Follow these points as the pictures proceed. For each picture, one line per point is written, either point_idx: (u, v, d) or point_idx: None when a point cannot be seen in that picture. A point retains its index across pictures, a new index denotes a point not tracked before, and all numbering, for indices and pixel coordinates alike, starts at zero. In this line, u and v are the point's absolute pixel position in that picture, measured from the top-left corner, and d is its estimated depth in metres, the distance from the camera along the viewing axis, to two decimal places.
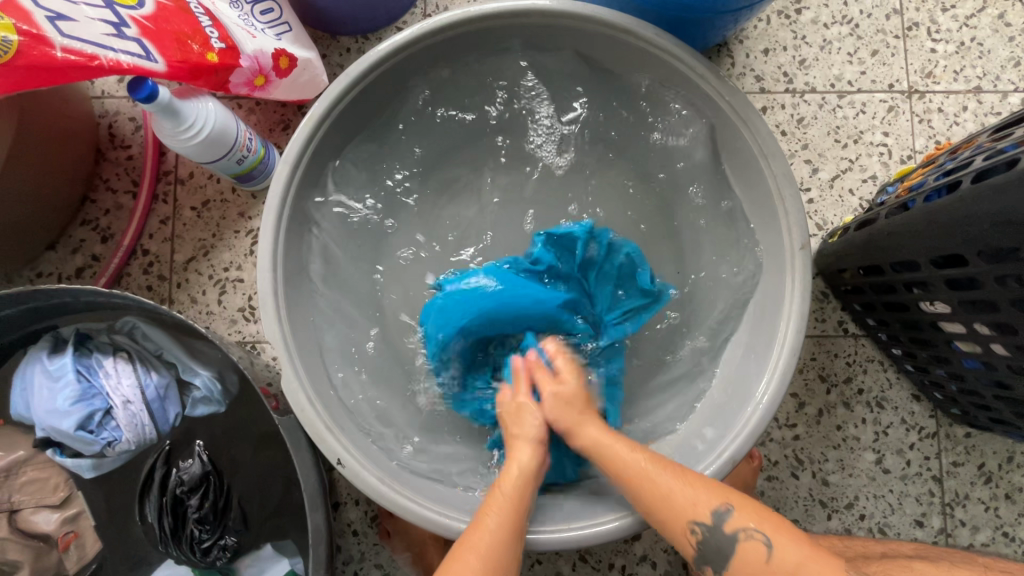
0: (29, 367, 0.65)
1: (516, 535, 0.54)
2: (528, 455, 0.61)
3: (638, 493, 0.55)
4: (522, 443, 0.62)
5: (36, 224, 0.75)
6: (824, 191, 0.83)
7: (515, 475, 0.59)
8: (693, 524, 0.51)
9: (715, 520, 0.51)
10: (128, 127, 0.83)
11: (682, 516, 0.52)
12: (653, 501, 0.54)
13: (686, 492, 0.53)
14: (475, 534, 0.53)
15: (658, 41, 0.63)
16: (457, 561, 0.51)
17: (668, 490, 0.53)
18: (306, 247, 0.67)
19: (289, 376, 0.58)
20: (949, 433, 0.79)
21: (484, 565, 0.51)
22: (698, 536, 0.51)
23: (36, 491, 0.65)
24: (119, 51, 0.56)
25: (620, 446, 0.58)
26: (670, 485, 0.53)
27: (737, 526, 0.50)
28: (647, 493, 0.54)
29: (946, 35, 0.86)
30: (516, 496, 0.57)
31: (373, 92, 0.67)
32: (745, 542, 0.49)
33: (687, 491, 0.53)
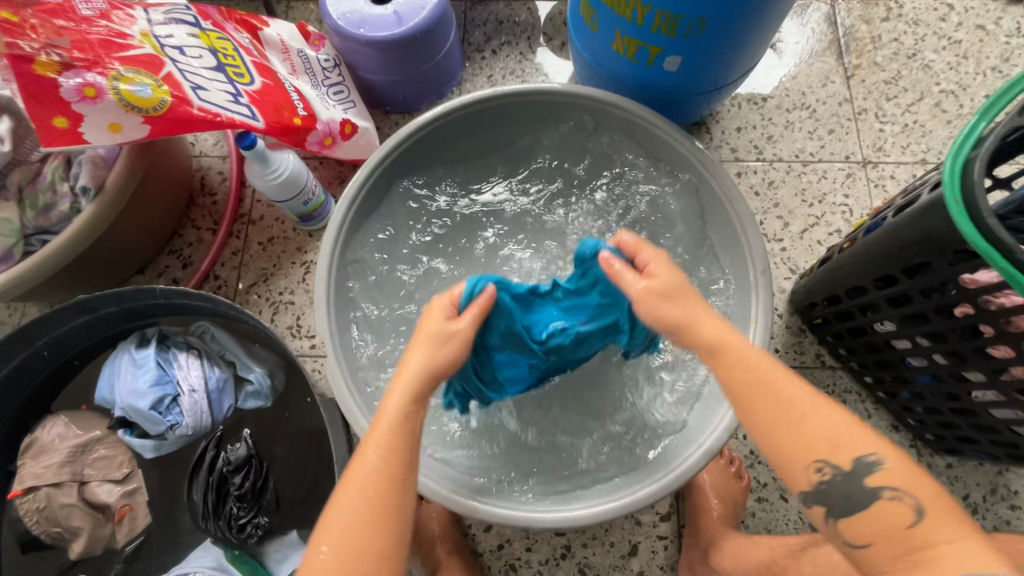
0: (118, 358, 0.78)
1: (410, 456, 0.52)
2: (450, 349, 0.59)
3: (774, 413, 0.48)
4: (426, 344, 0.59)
5: (135, 248, 0.93)
6: (794, 242, 0.96)
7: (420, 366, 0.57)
8: (820, 465, 0.46)
9: (860, 470, 0.45)
10: (216, 179, 1.03)
11: (807, 454, 0.46)
12: (778, 402, 0.48)
13: (831, 419, 0.47)
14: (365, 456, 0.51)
15: (643, 114, 0.81)
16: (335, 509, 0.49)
17: (806, 414, 0.47)
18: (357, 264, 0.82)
19: (332, 365, 0.70)
20: (931, 463, 0.84)
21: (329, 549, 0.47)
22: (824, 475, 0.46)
23: (105, 467, 0.75)
24: (235, 113, 0.74)
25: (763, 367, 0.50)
26: (809, 404, 0.48)
27: (883, 484, 0.45)
28: (793, 411, 0.47)
29: (892, 118, 1.03)
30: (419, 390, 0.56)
31: (419, 150, 0.86)
32: (891, 505, 0.44)
33: (843, 428, 0.46)
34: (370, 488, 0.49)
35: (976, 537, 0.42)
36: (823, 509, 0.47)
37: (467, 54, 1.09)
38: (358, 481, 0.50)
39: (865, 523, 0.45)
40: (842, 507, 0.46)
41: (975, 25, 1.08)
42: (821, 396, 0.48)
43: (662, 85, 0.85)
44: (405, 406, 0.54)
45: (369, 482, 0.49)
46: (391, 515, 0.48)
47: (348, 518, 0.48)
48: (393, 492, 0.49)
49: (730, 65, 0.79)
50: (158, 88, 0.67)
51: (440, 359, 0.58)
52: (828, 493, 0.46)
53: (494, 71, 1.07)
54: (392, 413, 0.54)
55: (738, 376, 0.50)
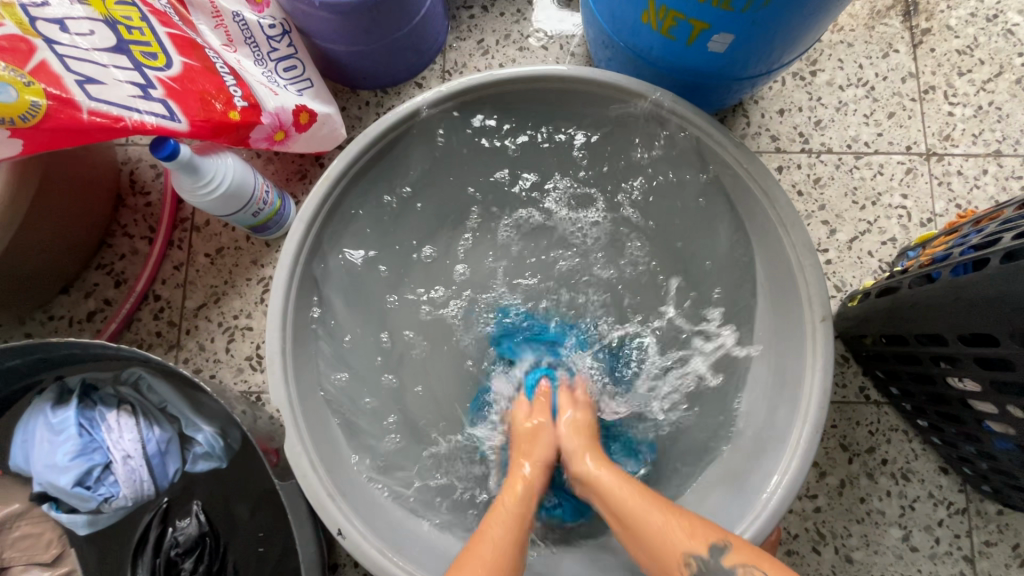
0: (32, 419, 0.64)
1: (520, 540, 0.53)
2: (536, 472, 0.60)
3: (631, 526, 0.52)
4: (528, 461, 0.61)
5: (51, 268, 0.75)
6: (842, 253, 0.81)
7: (520, 488, 0.58)
8: (686, 558, 0.48)
9: (712, 555, 0.47)
10: (149, 174, 0.85)
11: (674, 547, 0.49)
12: (631, 528, 0.52)
13: (682, 527, 0.50)
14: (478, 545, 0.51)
15: (677, 109, 0.63)
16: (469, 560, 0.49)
17: (637, 513, 0.52)
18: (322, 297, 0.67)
19: (292, 440, 0.57)
20: (981, 510, 0.75)
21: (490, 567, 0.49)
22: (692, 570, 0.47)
23: (28, 548, 0.63)
24: (144, 112, 0.57)
25: (614, 480, 0.56)
26: (642, 505, 0.52)
27: (734, 563, 0.46)
28: (632, 518, 0.52)
29: (963, 98, 0.86)
30: (523, 503, 0.56)
31: (394, 150, 0.68)
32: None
33: (670, 528, 0.50)
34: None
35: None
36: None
37: (452, 11, 0.88)
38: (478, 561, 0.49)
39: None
40: None
41: None
42: (666, 504, 0.53)
43: (700, 68, 0.67)
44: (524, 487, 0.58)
45: (493, 557, 0.50)
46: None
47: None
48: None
49: (793, 46, 0.62)
50: (24, 86, 0.49)
51: (530, 431, 0.64)
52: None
53: (486, 35, 0.87)
54: (516, 497, 0.57)
55: (612, 500, 0.55)
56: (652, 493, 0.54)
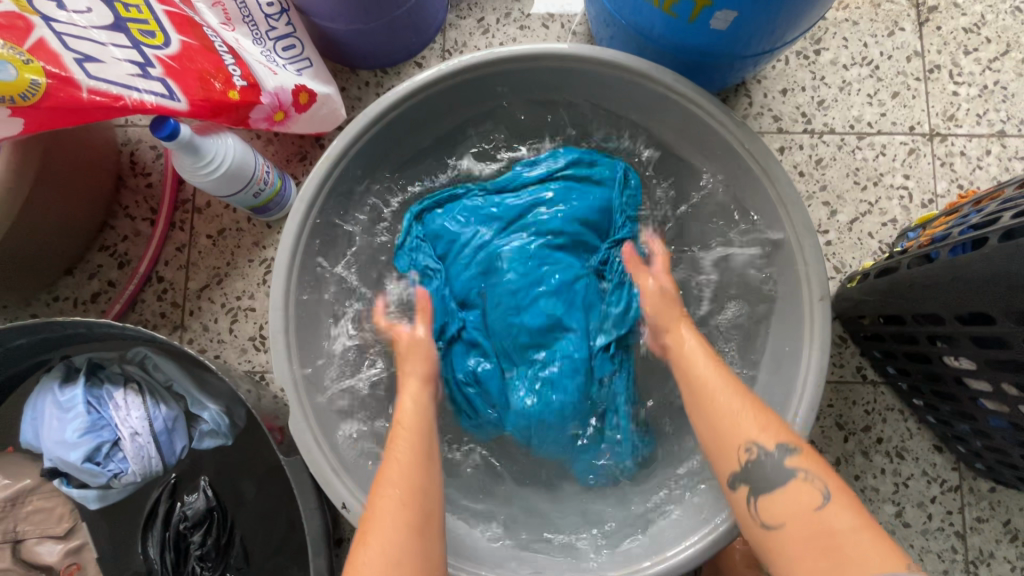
0: (41, 397, 0.65)
1: (428, 469, 0.54)
2: (418, 387, 0.64)
3: (706, 402, 0.56)
4: (413, 378, 0.65)
5: (54, 250, 0.76)
6: (842, 234, 0.82)
7: (409, 405, 0.61)
8: (748, 445, 0.51)
9: (777, 452, 0.50)
10: (149, 156, 0.85)
11: (740, 434, 0.52)
12: (706, 401, 0.56)
13: (755, 419, 0.52)
14: (388, 468, 0.53)
15: (678, 87, 0.63)
16: (377, 494, 0.51)
17: (716, 392, 0.56)
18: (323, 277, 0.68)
19: (296, 417, 0.58)
20: (973, 487, 0.77)
21: (400, 494, 0.50)
22: (752, 455, 0.50)
23: (41, 521, 0.65)
24: (144, 91, 0.57)
25: (714, 376, 0.57)
26: (720, 383, 0.56)
27: (796, 465, 0.49)
28: (710, 396, 0.56)
29: (968, 78, 0.85)
30: (408, 417, 0.60)
31: (394, 130, 0.68)
32: (798, 484, 0.48)
33: (743, 416, 0.53)
34: (409, 472, 0.53)
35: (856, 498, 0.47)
36: (748, 489, 0.50)
37: None
38: (396, 464, 0.53)
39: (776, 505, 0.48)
40: (761, 484, 0.49)
41: None
42: (739, 384, 0.56)
43: (702, 46, 0.66)
44: (416, 395, 0.63)
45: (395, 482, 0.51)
46: (408, 499, 0.50)
47: (396, 509, 0.49)
48: (420, 475, 0.53)
49: (796, 24, 0.61)
50: (23, 64, 0.49)
51: (661, 299, 0.68)
52: (755, 475, 0.50)
53: (486, 13, 0.86)
54: (407, 413, 0.60)
55: (696, 381, 0.58)
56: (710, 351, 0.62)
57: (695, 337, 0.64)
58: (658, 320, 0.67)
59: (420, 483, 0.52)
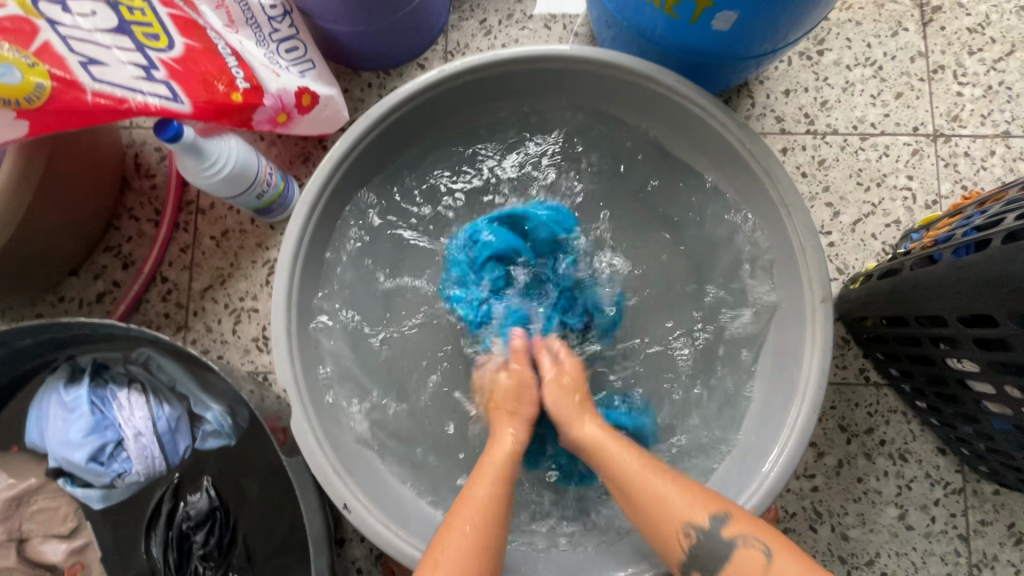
0: (46, 397, 0.66)
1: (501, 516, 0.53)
2: (517, 434, 0.60)
3: (633, 494, 0.54)
4: (511, 416, 0.62)
5: (59, 251, 0.77)
6: (845, 235, 0.81)
7: (506, 449, 0.58)
8: (686, 529, 0.50)
9: (712, 525, 0.50)
10: (153, 158, 0.85)
11: (676, 517, 0.51)
12: (627, 484, 0.54)
13: (682, 496, 0.52)
14: (467, 502, 0.54)
15: (679, 89, 0.63)
16: (451, 529, 0.51)
17: (645, 478, 0.54)
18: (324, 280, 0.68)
19: (298, 418, 0.58)
20: (977, 489, 0.76)
21: (477, 535, 0.51)
22: (692, 540, 0.50)
23: (45, 521, 0.65)
24: (148, 94, 0.57)
25: (617, 446, 0.57)
26: (635, 464, 0.55)
27: (733, 533, 0.49)
28: (625, 479, 0.55)
29: (973, 78, 0.85)
30: (505, 469, 0.57)
31: (395, 131, 0.68)
32: (741, 551, 0.48)
33: (672, 497, 0.52)
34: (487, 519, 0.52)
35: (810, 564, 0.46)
36: (702, 574, 0.49)
37: None
38: (476, 506, 0.53)
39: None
40: (711, 566, 0.49)
41: None
42: (648, 461, 0.55)
43: (703, 47, 0.66)
44: (507, 452, 0.58)
45: (469, 532, 0.51)
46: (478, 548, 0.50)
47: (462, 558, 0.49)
48: (494, 534, 0.52)
49: (798, 25, 0.61)
50: (28, 67, 0.49)
51: (513, 388, 0.63)
52: (704, 556, 0.49)
53: (488, 15, 0.86)
54: (502, 454, 0.58)
55: (612, 467, 0.56)
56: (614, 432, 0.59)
57: (604, 431, 0.59)
58: (561, 417, 0.61)
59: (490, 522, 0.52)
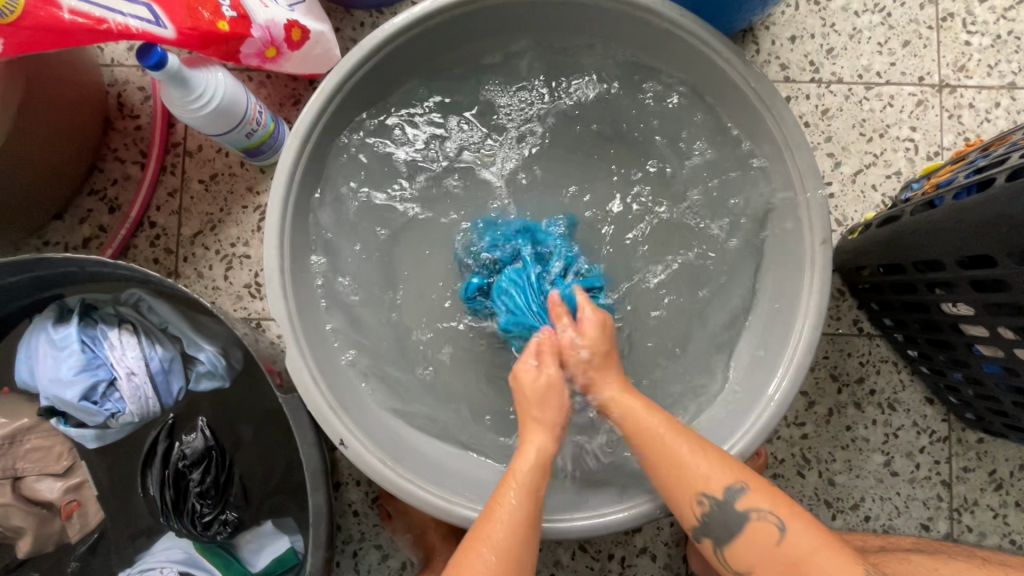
0: (34, 336, 0.65)
1: (532, 527, 0.51)
2: (545, 440, 0.56)
3: (652, 459, 0.54)
4: (538, 426, 0.56)
5: (43, 192, 0.74)
6: (845, 186, 0.80)
7: (531, 460, 0.54)
8: (701, 497, 0.51)
9: (727, 497, 0.51)
10: (137, 97, 0.82)
11: (691, 487, 0.52)
12: (653, 443, 0.54)
13: (700, 464, 0.52)
14: (488, 526, 0.51)
15: (685, 24, 0.61)
16: (472, 555, 0.49)
17: (662, 441, 0.54)
18: (317, 220, 0.66)
19: (293, 354, 0.58)
20: (962, 438, 0.78)
21: (497, 562, 0.49)
22: (704, 508, 0.51)
23: (40, 459, 0.65)
24: (128, 15, 0.54)
25: (643, 411, 0.56)
26: (656, 429, 0.54)
27: (748, 507, 0.50)
28: (647, 439, 0.54)
29: (982, 27, 0.83)
30: (532, 484, 0.53)
31: (388, 66, 0.65)
32: (757, 525, 0.50)
33: (690, 464, 0.52)
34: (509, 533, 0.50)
35: (820, 539, 0.48)
36: (711, 541, 0.51)
37: None
38: (497, 528, 0.50)
39: (749, 553, 0.49)
40: (723, 535, 0.51)
41: None
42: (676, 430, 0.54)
43: None
44: (537, 465, 0.54)
45: (490, 549, 0.49)
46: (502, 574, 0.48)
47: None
48: (519, 550, 0.50)
49: None
50: None
51: (541, 390, 0.58)
52: (713, 525, 0.51)
53: None
54: (526, 465, 0.54)
55: (631, 426, 0.55)
56: (636, 391, 0.58)
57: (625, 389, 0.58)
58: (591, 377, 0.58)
59: (517, 546, 0.50)
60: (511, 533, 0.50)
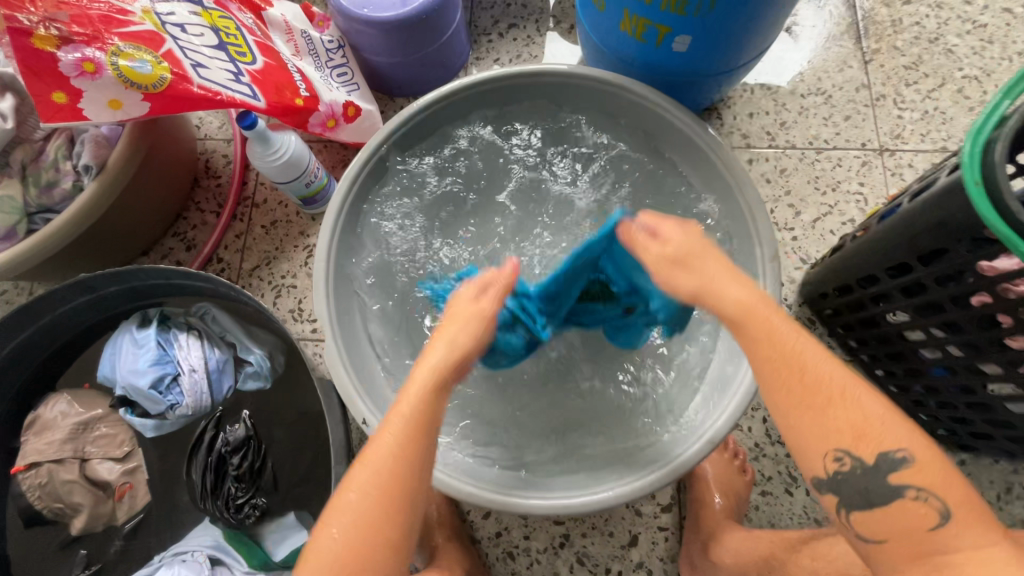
0: (120, 336, 0.78)
1: (417, 461, 0.52)
2: (455, 346, 0.57)
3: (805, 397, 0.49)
4: (443, 343, 0.57)
5: (140, 231, 0.93)
6: (806, 231, 0.93)
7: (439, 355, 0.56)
8: (838, 455, 0.49)
9: (888, 466, 0.48)
10: (221, 162, 1.03)
11: (828, 443, 0.49)
12: (791, 368, 0.50)
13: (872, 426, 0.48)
14: (378, 443, 0.52)
15: (649, 95, 0.79)
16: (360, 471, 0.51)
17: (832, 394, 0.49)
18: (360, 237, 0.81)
19: (329, 347, 0.70)
20: (943, 460, 0.82)
21: (376, 492, 0.50)
22: (843, 466, 0.48)
23: (105, 445, 0.75)
24: (235, 91, 0.74)
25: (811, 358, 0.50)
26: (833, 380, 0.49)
27: (906, 483, 0.47)
28: (777, 350, 0.51)
29: (911, 105, 0.99)
30: (424, 405, 0.54)
31: (420, 130, 0.84)
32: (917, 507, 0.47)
33: (885, 426, 0.48)
34: (392, 466, 0.51)
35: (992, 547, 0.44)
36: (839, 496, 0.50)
37: (474, 37, 1.07)
38: (382, 454, 0.51)
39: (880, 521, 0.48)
40: (858, 500, 0.49)
41: (1002, 8, 1.04)
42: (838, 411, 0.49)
43: (671, 67, 0.82)
44: (426, 394, 0.54)
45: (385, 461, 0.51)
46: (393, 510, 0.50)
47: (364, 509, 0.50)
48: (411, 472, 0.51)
49: (742, 48, 0.77)
50: (157, 65, 0.67)
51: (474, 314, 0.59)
52: (845, 483, 0.49)
53: (500, 55, 1.06)
54: (416, 388, 0.54)
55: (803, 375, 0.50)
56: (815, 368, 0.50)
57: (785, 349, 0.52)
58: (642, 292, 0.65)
59: (392, 489, 0.50)
60: (382, 471, 0.51)
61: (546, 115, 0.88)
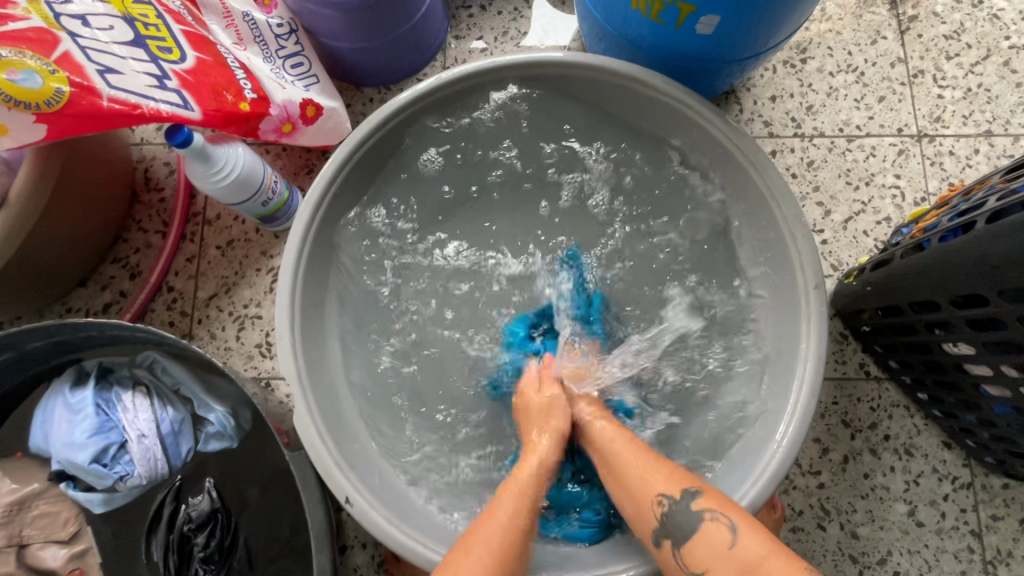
0: (51, 400, 0.67)
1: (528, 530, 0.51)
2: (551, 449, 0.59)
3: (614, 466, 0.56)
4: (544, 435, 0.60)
5: (71, 263, 0.79)
6: (837, 233, 0.83)
7: (534, 463, 0.57)
8: (660, 499, 0.51)
9: (683, 498, 0.50)
10: (162, 172, 0.88)
11: (651, 489, 0.52)
12: (609, 456, 0.57)
13: (658, 470, 0.53)
14: (489, 521, 0.51)
15: (666, 90, 0.66)
16: (469, 554, 0.48)
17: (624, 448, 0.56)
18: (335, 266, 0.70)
19: (300, 412, 0.59)
20: (986, 484, 0.75)
21: (496, 558, 0.47)
22: (664, 509, 0.50)
23: (46, 526, 0.65)
24: (159, 100, 0.60)
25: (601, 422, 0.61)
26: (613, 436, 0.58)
27: (702, 506, 0.48)
28: (620, 466, 0.55)
29: (952, 81, 0.88)
30: (532, 484, 0.55)
31: (395, 135, 0.71)
32: (708, 523, 0.47)
33: (651, 470, 0.53)
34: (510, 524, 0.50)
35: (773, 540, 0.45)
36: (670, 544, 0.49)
37: (451, 10, 0.91)
38: (498, 525, 0.50)
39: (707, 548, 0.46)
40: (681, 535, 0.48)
41: None
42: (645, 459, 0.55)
43: (690, 53, 0.69)
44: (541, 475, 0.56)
45: (497, 530, 0.49)
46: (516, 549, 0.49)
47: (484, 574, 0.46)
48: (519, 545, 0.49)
49: (776, 30, 0.64)
50: (49, 74, 0.53)
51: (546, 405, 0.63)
52: (674, 528, 0.49)
53: (484, 32, 0.91)
54: (531, 469, 0.56)
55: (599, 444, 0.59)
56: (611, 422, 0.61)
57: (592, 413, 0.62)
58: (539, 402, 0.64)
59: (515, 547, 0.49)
60: (506, 526, 0.50)
61: (543, 111, 0.76)
